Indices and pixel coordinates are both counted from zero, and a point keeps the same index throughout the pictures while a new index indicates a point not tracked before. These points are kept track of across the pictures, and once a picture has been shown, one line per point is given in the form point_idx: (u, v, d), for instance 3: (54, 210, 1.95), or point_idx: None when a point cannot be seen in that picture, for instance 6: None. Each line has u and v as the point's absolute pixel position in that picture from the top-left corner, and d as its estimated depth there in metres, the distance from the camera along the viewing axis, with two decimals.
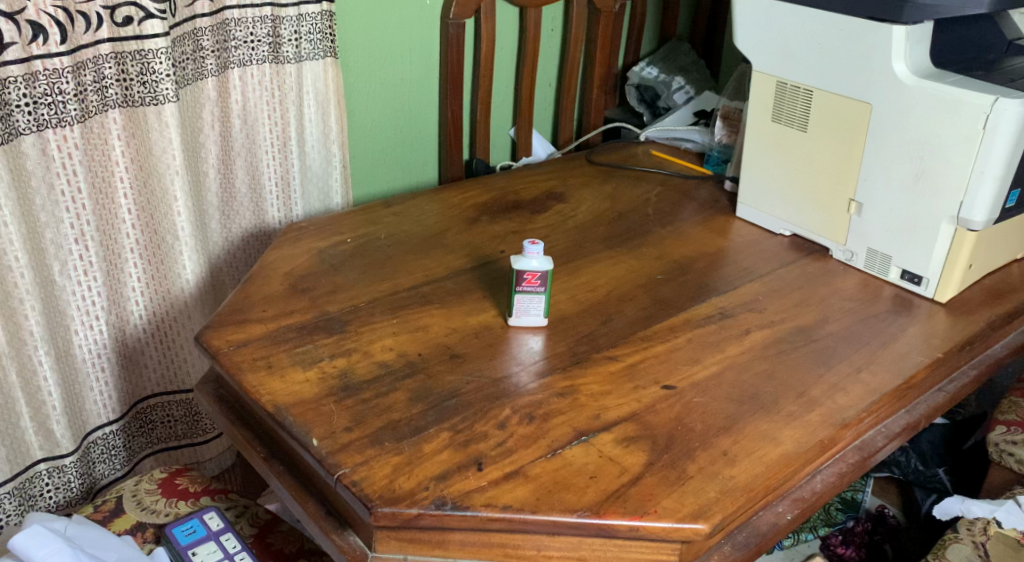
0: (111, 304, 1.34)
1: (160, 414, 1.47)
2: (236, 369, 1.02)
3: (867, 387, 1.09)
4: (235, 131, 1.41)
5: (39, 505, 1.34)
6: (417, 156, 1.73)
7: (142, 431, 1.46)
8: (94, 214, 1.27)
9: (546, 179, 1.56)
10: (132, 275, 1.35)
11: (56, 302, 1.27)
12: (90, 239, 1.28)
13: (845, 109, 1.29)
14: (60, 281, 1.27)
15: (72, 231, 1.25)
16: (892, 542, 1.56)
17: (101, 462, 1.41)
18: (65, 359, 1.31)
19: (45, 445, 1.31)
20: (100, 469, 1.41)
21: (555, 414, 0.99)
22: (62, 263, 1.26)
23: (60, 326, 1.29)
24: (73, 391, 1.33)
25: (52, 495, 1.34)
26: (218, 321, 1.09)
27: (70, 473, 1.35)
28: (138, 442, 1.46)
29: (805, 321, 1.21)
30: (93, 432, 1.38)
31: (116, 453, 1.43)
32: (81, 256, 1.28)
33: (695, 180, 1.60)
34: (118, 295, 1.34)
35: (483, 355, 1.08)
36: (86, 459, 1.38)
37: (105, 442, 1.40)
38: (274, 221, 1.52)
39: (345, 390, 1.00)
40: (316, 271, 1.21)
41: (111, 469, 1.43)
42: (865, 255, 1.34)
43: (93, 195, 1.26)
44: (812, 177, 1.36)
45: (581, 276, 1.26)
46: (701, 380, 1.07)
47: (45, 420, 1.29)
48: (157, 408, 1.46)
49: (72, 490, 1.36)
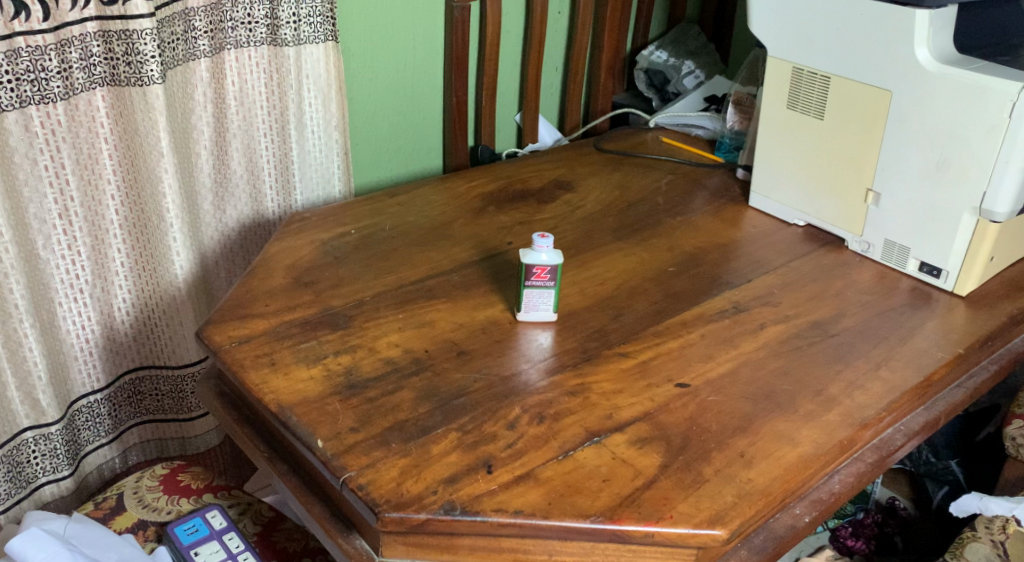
0: (97, 280, 1.35)
1: (148, 387, 1.49)
2: (238, 365, 0.99)
3: (885, 386, 1.06)
4: (231, 114, 1.40)
5: (27, 472, 1.37)
6: (421, 141, 1.70)
7: (130, 400, 1.49)
8: (79, 190, 1.27)
9: (555, 166, 1.52)
10: (117, 252, 1.35)
11: (40, 277, 1.28)
12: (75, 217, 1.28)
13: (862, 96, 1.25)
14: (45, 256, 1.28)
15: (56, 207, 1.26)
16: (903, 534, 1.60)
17: (86, 428, 1.44)
18: (49, 331, 1.33)
19: (32, 414, 1.33)
20: (86, 435, 1.44)
21: (566, 414, 0.96)
22: (45, 238, 1.27)
23: (45, 299, 1.30)
24: (59, 365, 1.36)
25: (39, 462, 1.37)
26: (220, 315, 1.06)
27: (56, 441, 1.38)
28: (125, 411, 1.49)
29: (821, 315, 1.19)
30: (78, 400, 1.41)
31: (101, 420, 1.46)
32: (64, 231, 1.28)
33: (706, 167, 1.56)
34: (104, 271, 1.35)
35: (491, 352, 1.05)
36: (72, 427, 1.41)
37: (90, 410, 1.43)
38: (272, 207, 1.52)
39: (350, 389, 0.96)
40: (319, 263, 1.18)
41: (96, 435, 1.47)
42: (882, 247, 1.31)
43: (79, 172, 1.26)
44: (826, 166, 1.33)
45: (592, 268, 1.23)
46: (716, 378, 1.04)
47: (32, 391, 1.32)
48: (145, 380, 1.48)
49: (59, 457, 1.39)
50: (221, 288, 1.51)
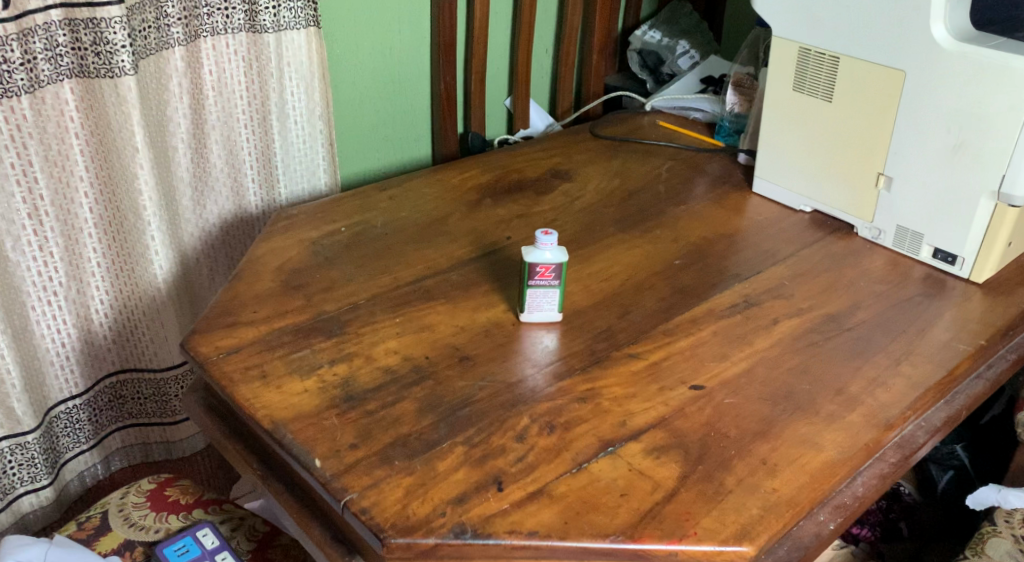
0: (72, 281, 1.29)
1: (130, 390, 1.44)
2: (227, 379, 0.92)
3: (908, 382, 1.01)
4: (210, 105, 1.33)
5: (4, 482, 1.32)
6: (409, 129, 1.64)
7: (112, 405, 1.44)
8: (49, 189, 1.21)
9: (551, 154, 1.46)
10: (92, 252, 1.29)
11: (11, 280, 1.23)
12: (45, 216, 1.23)
13: (874, 77, 1.20)
14: (15, 258, 1.22)
15: (25, 206, 1.20)
16: (907, 520, 1.51)
17: (65, 435, 1.39)
18: (23, 336, 1.27)
19: (7, 424, 1.28)
20: (65, 442, 1.39)
21: (577, 422, 0.91)
22: (15, 239, 1.21)
23: (16, 302, 1.24)
24: (34, 371, 1.30)
25: (16, 472, 1.32)
26: (206, 323, 1.00)
27: (34, 450, 1.33)
28: (107, 416, 1.44)
29: (836, 308, 1.14)
30: (56, 406, 1.36)
31: (81, 426, 1.40)
32: (35, 232, 1.22)
33: (706, 152, 1.51)
34: (79, 273, 1.29)
35: (495, 357, 1.00)
36: (50, 434, 1.36)
37: (69, 416, 1.38)
38: (255, 202, 1.45)
39: (348, 401, 0.91)
40: (308, 264, 1.12)
41: (76, 441, 1.41)
42: (894, 233, 1.26)
43: (48, 169, 1.20)
44: (835, 150, 1.28)
45: (595, 263, 1.18)
46: (731, 379, 1.00)
47: (5, 399, 1.27)
48: (127, 383, 1.43)
49: (37, 466, 1.34)
50: (205, 287, 1.45)
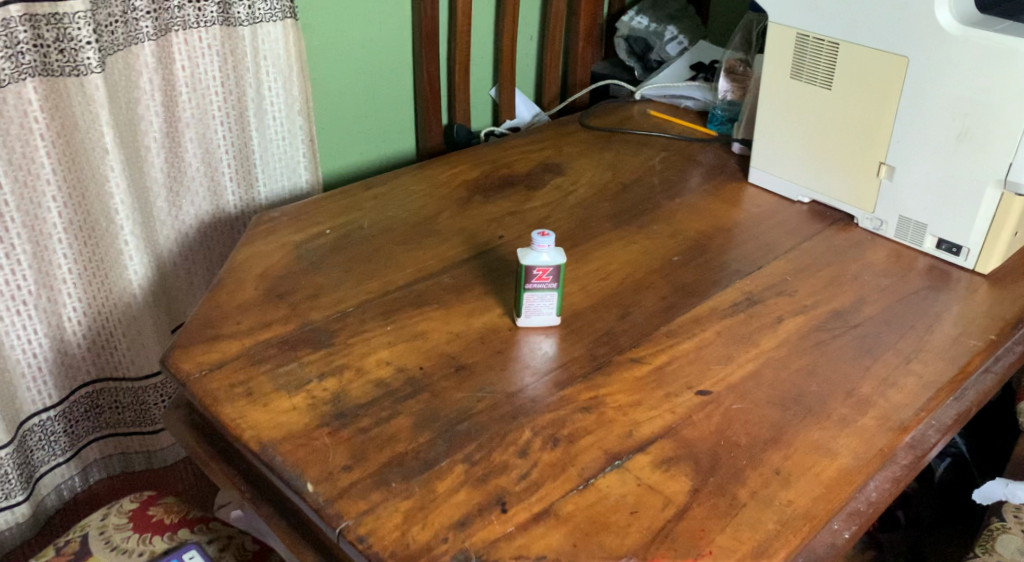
0: (42, 290, 1.24)
1: (107, 399, 1.40)
2: (211, 399, 0.88)
3: (920, 382, 0.98)
4: (183, 101, 1.28)
5: None
6: (392, 122, 1.58)
7: (88, 415, 1.40)
8: (14, 194, 1.16)
9: (540, 147, 1.41)
10: (62, 259, 1.24)
11: None
12: (12, 223, 1.17)
13: (875, 64, 1.17)
14: None
15: None
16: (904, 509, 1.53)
17: (39, 449, 1.34)
18: None
19: None
20: (39, 456, 1.35)
21: (581, 434, 0.87)
22: None
23: None
24: (5, 384, 1.25)
25: None
26: (187, 337, 0.95)
27: (8, 466, 1.28)
28: (83, 426, 1.40)
29: (841, 304, 1.10)
30: (29, 419, 1.30)
31: (56, 439, 1.36)
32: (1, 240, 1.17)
33: (699, 142, 1.47)
34: (50, 280, 1.24)
35: (492, 365, 0.95)
36: (23, 448, 1.31)
37: (43, 429, 1.33)
38: (233, 201, 1.40)
39: (340, 419, 0.86)
40: (293, 270, 1.07)
41: (51, 454, 1.37)
42: (896, 224, 1.23)
43: (12, 174, 1.15)
44: (834, 139, 1.24)
45: (592, 262, 1.14)
46: (739, 382, 0.96)
47: None
48: (104, 393, 1.39)
49: (11, 482, 1.30)
50: (183, 291, 1.40)
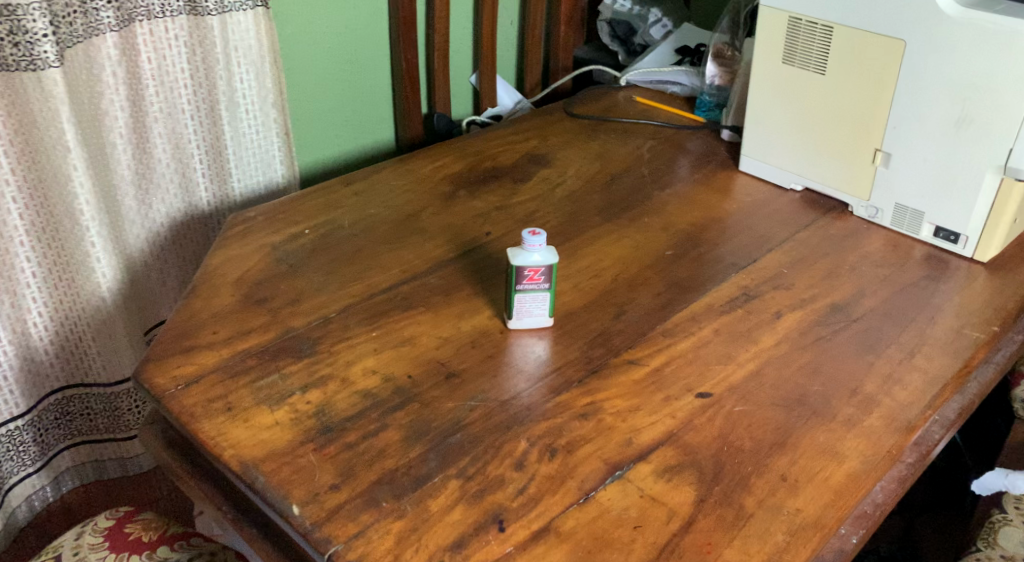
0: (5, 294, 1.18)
1: (79, 406, 1.35)
2: (188, 415, 0.83)
3: (924, 378, 0.95)
4: (149, 94, 1.22)
5: None
6: (370, 112, 1.53)
7: (59, 422, 1.35)
8: None
9: (525, 137, 1.36)
10: (25, 262, 1.18)
11: None
12: None
13: (871, 47, 1.13)
14: None
15: None
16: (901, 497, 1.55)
17: (8, 460, 1.29)
18: None
19: None
20: (8, 467, 1.30)
21: (580, 444, 0.83)
22: None
23: None
24: None
25: None
26: (161, 350, 0.90)
27: None
28: (54, 434, 1.35)
29: (840, 296, 1.07)
30: None
31: (25, 448, 1.31)
32: None
33: (687, 129, 1.43)
34: (12, 284, 1.19)
35: (484, 371, 0.91)
36: None
37: (11, 438, 1.28)
38: (206, 198, 1.35)
39: (326, 434, 0.82)
40: (271, 274, 1.02)
41: (21, 465, 1.32)
42: (892, 212, 1.19)
43: None
44: (829, 124, 1.21)
45: (583, 258, 1.10)
46: (739, 383, 0.92)
47: None
48: (76, 399, 1.34)
49: None
50: (155, 292, 1.35)
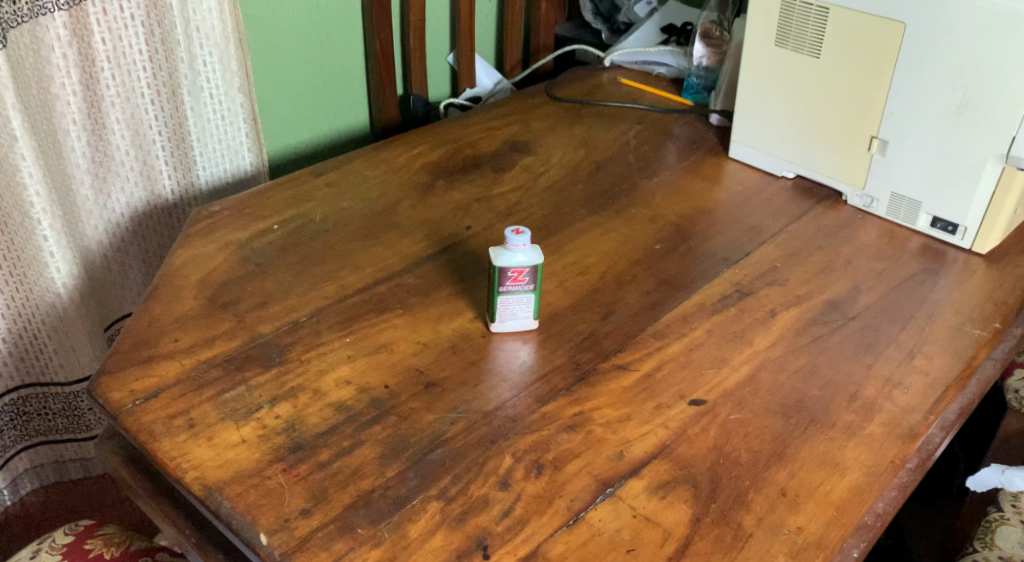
0: None
1: (36, 405, 1.30)
2: (147, 433, 0.78)
3: (927, 380, 0.90)
4: (105, 78, 1.15)
5: None
6: (343, 95, 1.46)
7: (16, 423, 1.30)
8: None
9: (505, 123, 1.31)
10: None
11: None
12: None
13: (869, 30, 1.08)
14: None
15: None
16: None
17: None
18: None
19: None
20: None
21: (568, 458, 0.78)
22: None
23: None
24: None
25: None
26: (119, 360, 0.85)
27: None
28: (10, 436, 1.31)
29: (837, 292, 1.02)
30: None
31: None
32: None
33: (674, 113, 1.37)
34: None
35: (465, 380, 0.86)
36: None
37: None
38: (170, 188, 1.28)
39: (297, 453, 0.77)
40: (237, 275, 0.96)
41: None
42: (888, 201, 1.15)
43: None
44: (823, 110, 1.16)
45: (568, 254, 1.04)
46: (734, 389, 0.88)
47: None
48: (32, 398, 1.29)
49: None
50: (115, 286, 1.30)
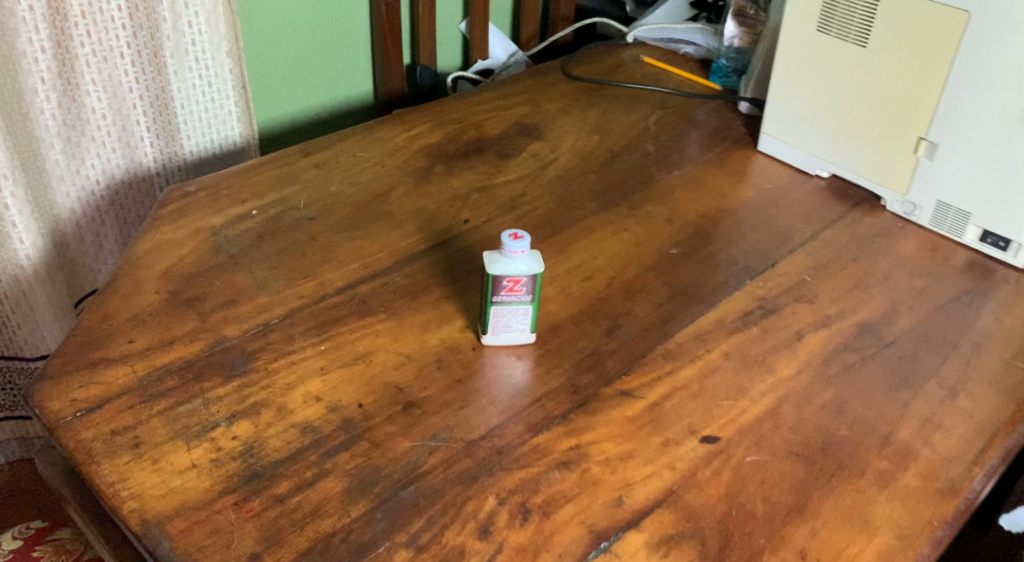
0: None
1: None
2: (85, 453, 0.69)
3: (971, 423, 0.80)
4: (78, 34, 1.06)
5: None
6: (345, 62, 1.36)
7: None
8: None
9: (514, 103, 1.20)
10: None
11: None
12: None
13: (925, 19, 0.97)
14: None
15: None
16: None
17: None
18: None
19: None
20: None
21: (559, 503, 0.69)
22: None
23: None
24: None
25: None
26: (63, 363, 0.75)
27: None
28: None
29: (872, 312, 0.92)
30: None
31: None
32: None
33: (700, 98, 1.26)
34: None
35: (449, 401, 0.76)
36: None
37: None
38: (150, 156, 1.19)
39: (252, 483, 0.68)
40: (205, 267, 0.87)
41: None
42: (932, 210, 1.04)
43: None
44: (866, 105, 1.05)
45: (573, 256, 0.94)
46: (752, 425, 0.78)
47: None
48: None
49: None
50: (88, 258, 1.20)
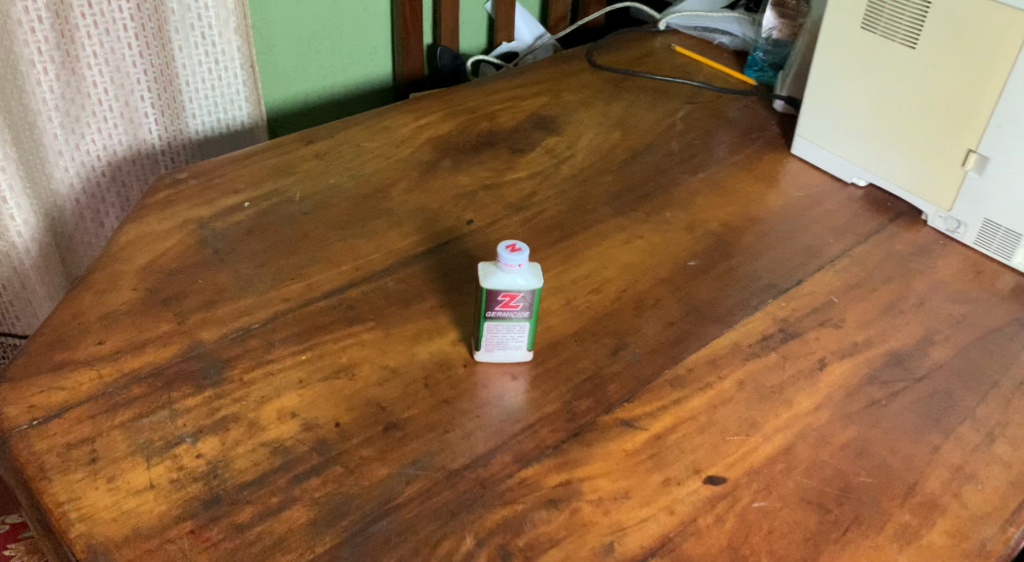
0: None
1: None
2: (38, 468, 0.64)
3: (1007, 474, 0.73)
4: (77, 3, 1.00)
5: None
6: (361, 40, 1.30)
7: None
8: None
9: (533, 92, 1.13)
10: None
11: None
12: None
13: (982, 20, 0.88)
14: None
15: None
16: None
17: None
18: None
19: None
20: None
21: (542, 547, 0.64)
22: None
23: None
24: None
25: None
26: (25, 365, 0.71)
27: None
28: None
29: (904, 340, 0.84)
30: None
31: None
32: None
33: (732, 94, 1.18)
34: None
35: (434, 423, 0.71)
36: None
37: None
38: (153, 134, 1.13)
39: (212, 509, 0.63)
40: (188, 262, 0.82)
41: None
42: (978, 229, 0.95)
43: None
44: (911, 111, 0.97)
45: (583, 264, 0.88)
46: (762, 465, 0.71)
47: None
48: None
49: None
50: (85, 237, 1.13)
